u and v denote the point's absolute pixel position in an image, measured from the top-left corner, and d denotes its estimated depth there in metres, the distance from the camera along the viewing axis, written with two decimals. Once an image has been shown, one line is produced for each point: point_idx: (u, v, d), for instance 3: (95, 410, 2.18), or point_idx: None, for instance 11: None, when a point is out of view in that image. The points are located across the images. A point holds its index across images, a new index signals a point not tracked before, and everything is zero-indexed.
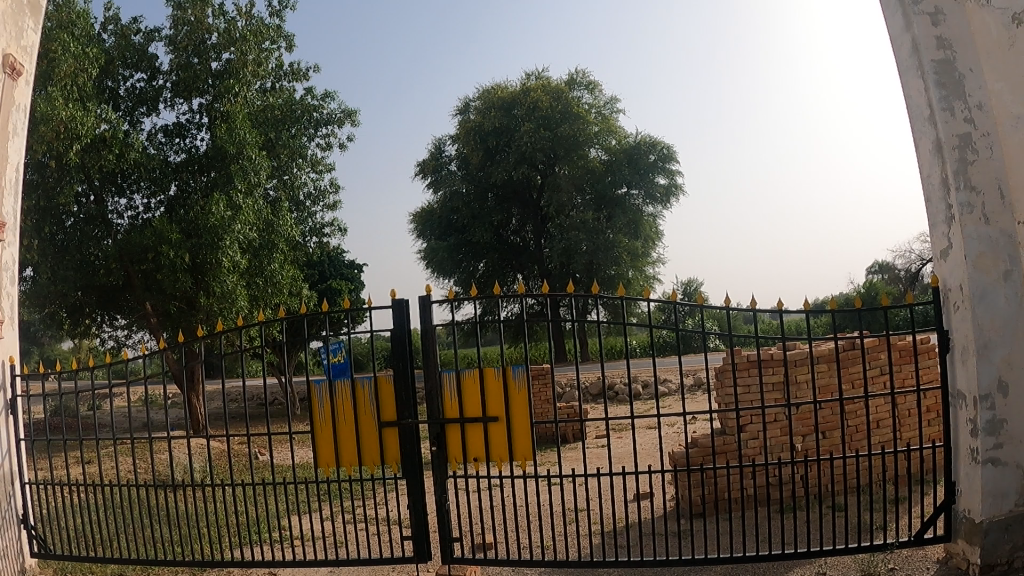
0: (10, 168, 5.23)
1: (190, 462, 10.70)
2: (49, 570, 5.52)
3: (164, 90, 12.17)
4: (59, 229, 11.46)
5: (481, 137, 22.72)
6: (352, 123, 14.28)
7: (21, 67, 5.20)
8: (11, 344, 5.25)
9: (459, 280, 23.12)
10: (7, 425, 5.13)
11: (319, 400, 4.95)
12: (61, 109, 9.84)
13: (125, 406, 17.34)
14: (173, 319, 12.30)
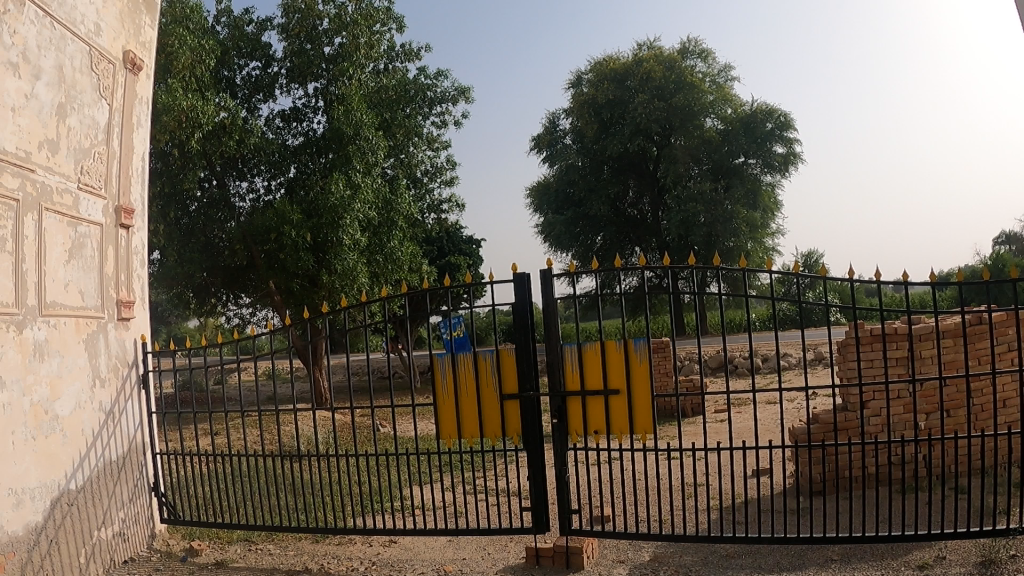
0: (136, 157, 5.54)
1: (313, 434, 11.21)
2: (178, 535, 5.87)
3: (279, 77, 12.62)
4: (184, 213, 12.14)
5: (595, 110, 22.53)
6: (466, 100, 14.38)
7: (141, 61, 5.53)
8: (141, 324, 5.57)
9: (577, 254, 23.24)
10: (140, 399, 5.48)
11: (442, 371, 5.05)
12: (181, 99, 10.35)
13: (253, 381, 18.28)
14: (297, 296, 12.63)
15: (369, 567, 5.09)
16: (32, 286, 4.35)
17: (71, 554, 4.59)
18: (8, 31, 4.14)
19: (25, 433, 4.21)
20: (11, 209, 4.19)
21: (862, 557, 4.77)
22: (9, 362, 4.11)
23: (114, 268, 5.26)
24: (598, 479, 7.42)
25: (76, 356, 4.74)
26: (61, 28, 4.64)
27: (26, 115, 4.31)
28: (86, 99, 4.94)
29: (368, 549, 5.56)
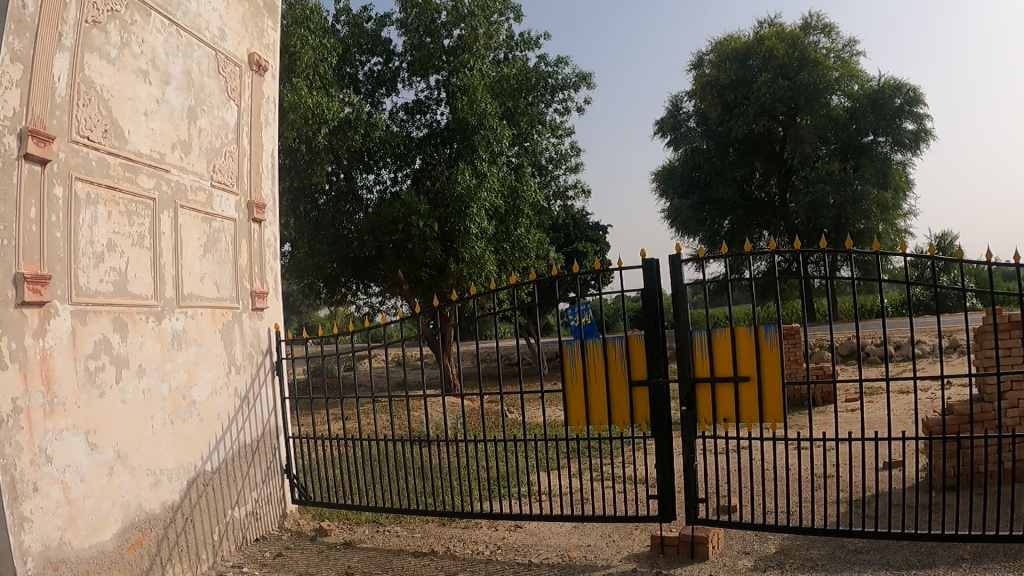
0: (265, 155, 5.80)
1: (442, 419, 11.46)
2: (309, 516, 6.13)
3: (401, 70, 12.91)
4: (313, 206, 12.56)
5: (718, 91, 21.99)
6: (588, 86, 14.29)
7: (265, 62, 5.80)
8: (274, 313, 5.84)
9: (703, 239, 22.80)
10: (273, 385, 5.75)
11: (570, 358, 5.02)
12: (306, 97, 10.74)
13: (384, 368, 18.84)
14: (425, 285, 13.08)
15: (494, 551, 5.16)
16: (169, 280, 4.62)
17: (207, 530, 4.86)
18: (137, 40, 4.38)
19: (164, 417, 4.48)
20: (147, 208, 4.45)
21: (999, 557, 4.50)
22: (148, 351, 4.37)
23: (247, 260, 5.53)
24: (720, 469, 7.28)
25: (211, 345, 5.01)
26: (187, 35, 4.89)
27: (158, 118, 4.56)
28: (215, 101, 5.19)
29: (493, 533, 5.64)
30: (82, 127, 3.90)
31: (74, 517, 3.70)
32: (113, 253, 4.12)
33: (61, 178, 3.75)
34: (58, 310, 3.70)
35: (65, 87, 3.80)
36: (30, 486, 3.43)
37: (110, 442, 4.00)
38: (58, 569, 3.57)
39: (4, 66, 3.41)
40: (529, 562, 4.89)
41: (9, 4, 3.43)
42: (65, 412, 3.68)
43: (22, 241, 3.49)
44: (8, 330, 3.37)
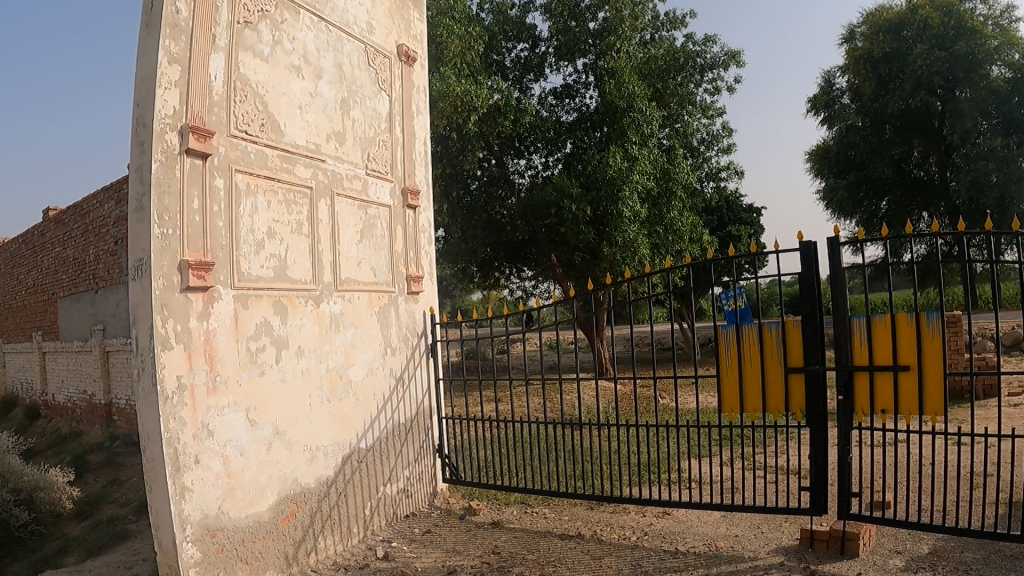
0: (417, 143, 6.01)
1: (593, 403, 11.49)
2: (459, 495, 6.30)
3: (547, 56, 12.95)
4: (466, 192, 12.80)
5: (872, 65, 20.73)
6: (738, 64, 13.87)
7: (414, 53, 5.98)
8: (429, 297, 6.02)
9: (860, 221, 21.83)
10: (428, 366, 5.98)
11: (726, 343, 4.89)
12: (454, 85, 10.93)
13: (537, 351, 19.08)
14: (579, 268, 12.80)
15: (640, 537, 5.13)
16: (327, 265, 4.84)
17: (359, 505, 5.08)
18: (288, 38, 4.60)
19: (321, 396, 4.71)
20: (305, 197, 4.67)
21: None
22: (307, 333, 4.60)
23: (402, 245, 5.73)
24: (877, 464, 6.94)
25: (368, 327, 5.22)
26: (337, 30, 5.08)
27: (313, 111, 4.78)
28: (367, 92, 5.39)
29: (641, 519, 5.61)
30: (239, 122, 4.13)
31: (233, 488, 3.94)
32: (273, 239, 4.35)
33: (222, 170, 3.98)
34: (221, 294, 3.94)
35: (222, 85, 4.03)
36: (192, 458, 3.67)
37: (269, 418, 4.23)
38: (217, 536, 3.81)
39: (163, 68, 3.65)
40: (676, 549, 4.84)
41: (163, 11, 3.66)
42: (226, 389, 3.92)
43: (186, 230, 3.74)
44: (173, 313, 3.63)
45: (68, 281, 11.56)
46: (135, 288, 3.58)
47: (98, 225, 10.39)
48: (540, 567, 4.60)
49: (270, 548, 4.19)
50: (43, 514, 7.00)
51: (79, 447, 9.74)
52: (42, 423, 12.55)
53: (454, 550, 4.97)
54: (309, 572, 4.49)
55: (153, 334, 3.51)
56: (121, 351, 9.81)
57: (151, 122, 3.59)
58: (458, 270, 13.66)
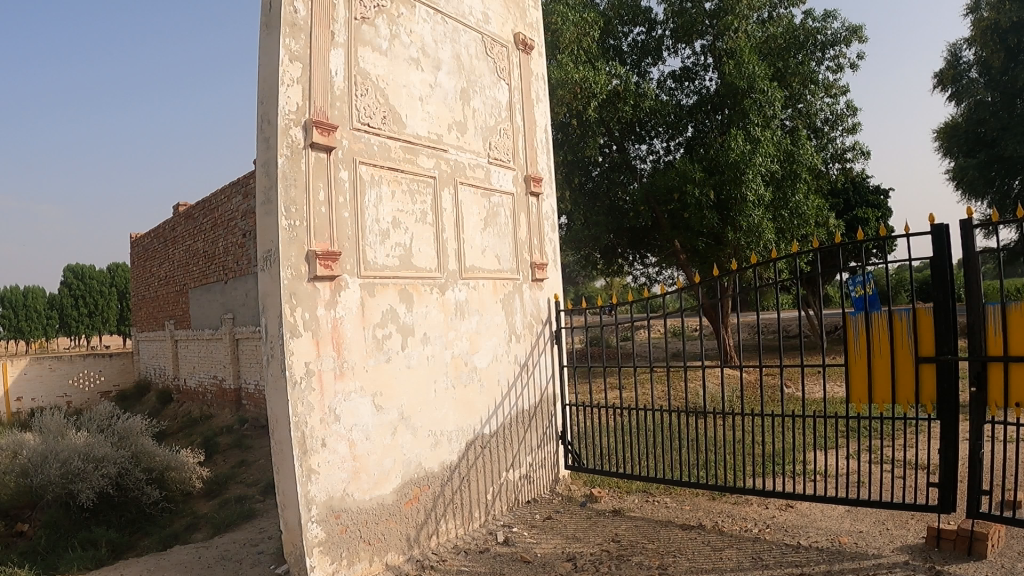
0: (539, 130, 6.09)
1: (718, 390, 11.26)
2: (580, 481, 6.33)
3: (664, 38, 12.77)
4: (588, 178, 12.83)
5: (1000, 36, 18.81)
6: (860, 40, 13.29)
7: (531, 41, 6.02)
8: (554, 284, 6.09)
9: (993, 202, 20.47)
10: (553, 353, 6.06)
11: (855, 331, 4.76)
12: (572, 72, 10.97)
13: (658, 338, 18.86)
14: (702, 255, 12.36)
15: (762, 530, 5.03)
16: (452, 253, 4.93)
17: (481, 489, 5.17)
18: (405, 31, 4.68)
19: (447, 382, 4.81)
20: (429, 186, 4.77)
21: None
22: (433, 320, 4.70)
23: (527, 233, 5.81)
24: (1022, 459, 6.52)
25: (493, 314, 5.30)
26: (453, 22, 5.14)
27: (433, 102, 4.86)
28: (486, 82, 5.44)
29: (764, 511, 5.48)
30: (362, 115, 4.24)
31: (358, 471, 4.06)
32: (398, 228, 4.46)
33: (346, 162, 4.10)
34: (348, 283, 4.07)
35: (343, 80, 4.15)
36: (320, 441, 3.81)
37: (395, 404, 4.35)
38: (342, 517, 3.94)
39: (285, 66, 3.78)
40: (798, 543, 4.71)
41: (282, 10, 3.78)
42: (354, 375, 4.05)
43: (314, 221, 3.87)
44: (302, 302, 3.76)
45: (199, 272, 12.16)
46: (265, 277, 3.73)
47: (226, 219, 10.89)
48: (658, 557, 4.55)
49: (392, 530, 4.31)
50: (175, 491, 7.45)
51: (210, 430, 10.24)
52: (175, 407, 13.24)
53: (574, 537, 4.98)
54: (431, 554, 4.59)
55: (282, 321, 3.65)
56: (249, 338, 10.25)
57: (275, 118, 3.73)
58: (582, 257, 13.65)
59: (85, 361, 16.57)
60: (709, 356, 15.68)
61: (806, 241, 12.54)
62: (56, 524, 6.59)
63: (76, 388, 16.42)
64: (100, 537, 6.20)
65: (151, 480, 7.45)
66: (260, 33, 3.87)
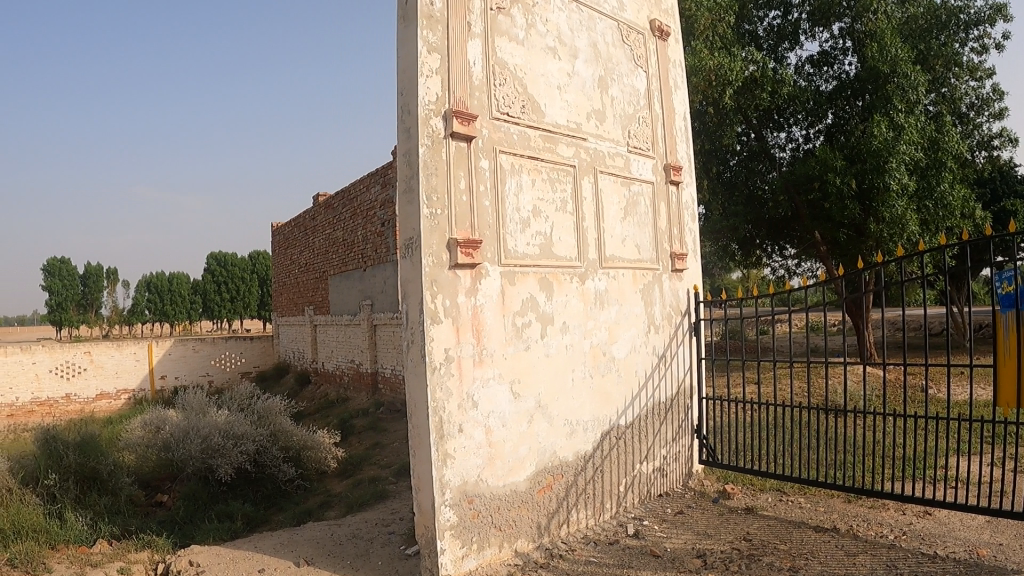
0: (678, 118, 6.04)
1: (858, 388, 10.78)
2: (713, 477, 6.22)
3: (802, 22, 12.29)
4: (726, 167, 12.50)
5: None
6: (1005, 18, 12.44)
7: (667, 27, 5.95)
8: (693, 275, 6.05)
9: None
10: (691, 345, 6.00)
11: (1005, 329, 4.47)
12: (706, 59, 10.70)
13: (792, 332, 18.23)
14: (843, 246, 11.81)
15: (898, 537, 4.81)
16: (592, 242, 4.94)
17: (614, 480, 5.16)
18: (541, 20, 4.70)
19: (584, 372, 4.82)
20: (569, 175, 4.79)
21: None
22: (572, 309, 4.72)
23: (667, 222, 5.78)
24: None
25: (632, 305, 5.29)
26: (589, 10, 5.13)
27: (572, 90, 4.86)
28: (624, 70, 5.41)
29: (900, 518, 5.23)
30: (501, 104, 4.29)
31: (493, 457, 4.12)
32: (539, 217, 4.50)
33: (486, 152, 4.16)
34: (489, 271, 4.13)
35: (481, 71, 4.21)
36: (457, 427, 3.89)
37: (532, 392, 4.39)
38: (474, 502, 4.00)
39: (423, 58, 3.86)
40: (934, 553, 4.47)
41: (418, 3, 3.86)
42: (492, 362, 4.11)
43: (455, 210, 3.95)
44: (443, 289, 3.84)
45: (339, 261, 12.63)
46: (408, 264, 3.84)
47: (364, 209, 11.25)
48: (789, 559, 4.42)
49: (523, 517, 4.35)
50: (310, 470, 7.83)
51: (346, 413, 10.64)
52: (313, 389, 13.80)
53: (705, 533, 4.89)
54: (560, 543, 4.60)
55: (422, 308, 3.75)
56: (386, 324, 10.55)
57: (415, 109, 3.82)
58: (719, 249, 12.98)
59: (228, 343, 17.47)
60: (847, 352, 15.06)
61: (954, 234, 11.79)
62: (195, 496, 6.98)
63: (219, 368, 17.42)
64: (236, 510, 6.55)
65: (288, 458, 7.83)
66: (398, 26, 3.97)
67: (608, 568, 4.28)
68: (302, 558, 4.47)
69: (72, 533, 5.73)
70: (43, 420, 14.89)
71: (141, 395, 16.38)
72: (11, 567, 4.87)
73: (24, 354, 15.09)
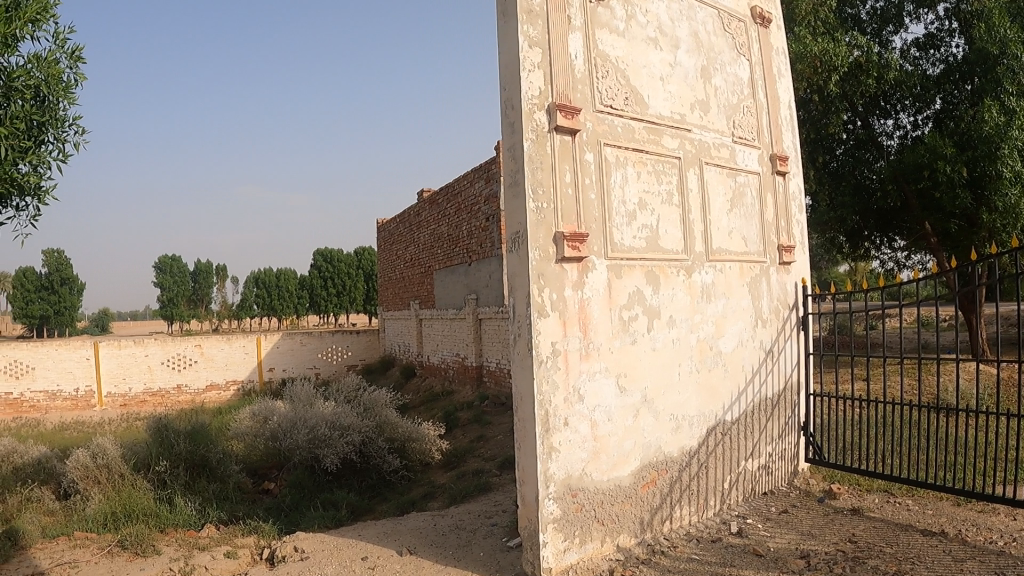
0: (782, 106, 5.89)
1: (973, 386, 10.28)
2: (819, 476, 6.04)
3: (906, 4, 11.82)
4: (832, 157, 12.00)
5: None
6: None
7: (769, 13, 5.82)
8: (801, 267, 5.89)
9: None
10: (797, 339, 5.86)
11: None
12: (810, 44, 10.41)
13: (904, 327, 17.50)
14: (954, 237, 11.32)
15: (1009, 543, 4.58)
16: (699, 235, 4.87)
17: (718, 477, 5.07)
18: (642, 11, 4.65)
19: (691, 366, 4.76)
20: (674, 167, 4.74)
21: None
22: (679, 302, 4.67)
23: (773, 214, 5.66)
24: None
25: (739, 298, 5.20)
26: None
27: (675, 81, 4.80)
28: (726, 58, 5.31)
29: (1012, 523, 4.97)
30: (605, 97, 4.27)
31: (598, 451, 4.11)
32: (645, 210, 4.47)
33: (590, 144, 4.15)
34: (596, 264, 4.12)
35: (583, 63, 4.19)
36: (563, 420, 3.89)
37: (638, 386, 4.36)
38: (578, 496, 4.00)
39: (525, 52, 3.87)
40: None
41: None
42: (599, 355, 4.10)
43: (561, 203, 3.95)
44: (550, 282, 3.85)
45: (444, 255, 12.82)
46: (515, 259, 3.86)
47: (469, 203, 11.44)
48: (895, 563, 4.25)
49: (627, 512, 4.32)
50: (416, 461, 7.99)
51: (451, 405, 10.81)
52: (418, 381, 14.07)
53: (809, 534, 4.76)
54: (663, 539, 4.55)
55: (529, 302, 3.76)
56: (491, 317, 10.62)
57: (519, 103, 3.84)
58: (826, 241, 12.61)
59: (334, 337, 17.92)
60: (961, 348, 14.42)
61: None
62: (302, 483, 7.18)
63: (325, 361, 17.87)
64: (341, 499, 6.72)
65: (393, 449, 8.00)
66: (499, 22, 3.99)
67: (710, 566, 4.21)
68: (405, 548, 4.56)
69: (181, 517, 5.97)
70: (155, 410, 15.69)
71: (248, 386, 17.01)
72: (122, 550, 5.13)
73: (137, 347, 15.99)
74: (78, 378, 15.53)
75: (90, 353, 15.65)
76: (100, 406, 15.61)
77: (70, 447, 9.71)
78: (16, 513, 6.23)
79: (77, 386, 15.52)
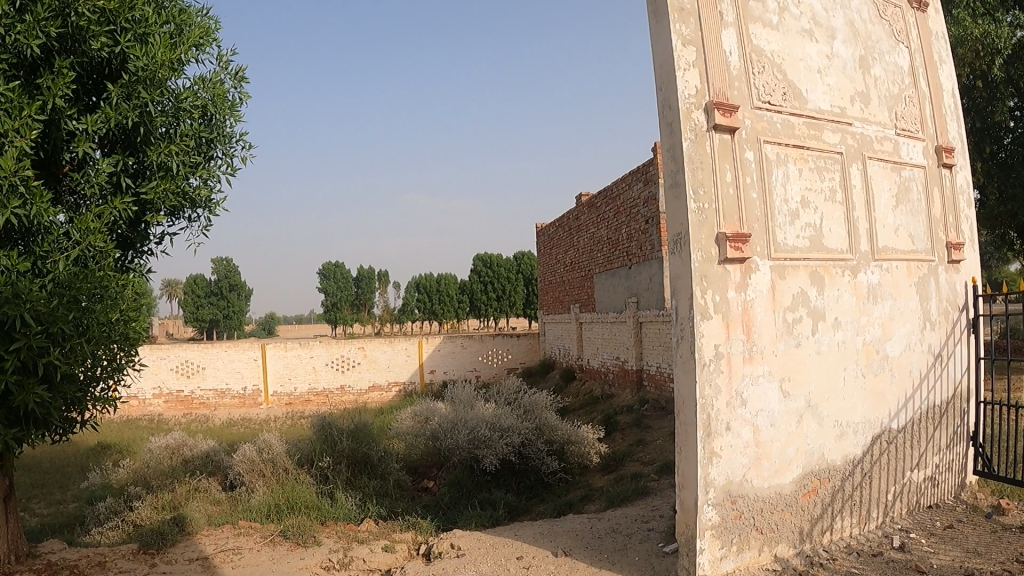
0: (946, 94, 5.56)
1: None
2: (987, 490, 5.64)
3: None
4: (1001, 146, 10.90)
5: None
6: None
7: None
8: (971, 266, 5.56)
9: None
10: (968, 343, 5.52)
11: None
12: (971, 27, 9.78)
13: None
14: None
15: None
16: (864, 233, 4.67)
17: (882, 488, 4.84)
18: (795, 3, 4.52)
19: (857, 370, 4.57)
20: (836, 163, 4.57)
21: None
22: (845, 305, 4.49)
23: (941, 210, 5.36)
24: None
25: (908, 299, 4.95)
26: None
27: (833, 73, 4.62)
28: (885, 47, 5.07)
29: None
30: (763, 93, 4.17)
31: (760, 457, 4.01)
32: (808, 208, 4.34)
33: (750, 142, 4.06)
34: (758, 265, 4.02)
35: (738, 59, 4.11)
36: (724, 425, 3.83)
37: (803, 390, 4.22)
38: (738, 503, 3.91)
39: (678, 51, 3.84)
40: None
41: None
42: (763, 359, 4.00)
43: (722, 204, 3.88)
44: (713, 284, 3.79)
45: (604, 258, 12.84)
46: (677, 261, 3.83)
47: (629, 206, 11.48)
48: None
49: (787, 521, 4.18)
50: (573, 463, 8.03)
51: (611, 409, 10.84)
52: (578, 384, 14.14)
53: (976, 551, 4.44)
54: (822, 551, 4.38)
55: (692, 304, 3.72)
56: (653, 321, 10.47)
57: (676, 103, 3.81)
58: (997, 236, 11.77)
59: (495, 340, 18.20)
60: None
61: None
62: (461, 482, 7.35)
63: (486, 364, 18.09)
64: (497, 499, 6.84)
65: (551, 451, 8.06)
66: (651, 23, 3.98)
67: None
68: (561, 549, 4.61)
69: (342, 511, 6.22)
70: (319, 408, 16.47)
71: (410, 386, 17.51)
72: (284, 539, 5.41)
73: (302, 349, 16.79)
74: (246, 377, 16.50)
75: (257, 354, 16.57)
76: (266, 404, 16.53)
77: (242, 441, 10.36)
78: (186, 501, 6.68)
79: (245, 385, 16.50)
